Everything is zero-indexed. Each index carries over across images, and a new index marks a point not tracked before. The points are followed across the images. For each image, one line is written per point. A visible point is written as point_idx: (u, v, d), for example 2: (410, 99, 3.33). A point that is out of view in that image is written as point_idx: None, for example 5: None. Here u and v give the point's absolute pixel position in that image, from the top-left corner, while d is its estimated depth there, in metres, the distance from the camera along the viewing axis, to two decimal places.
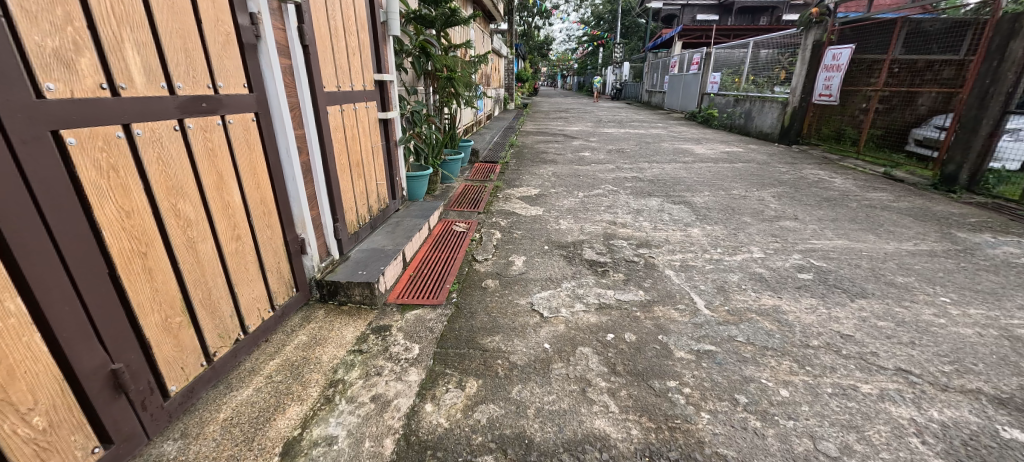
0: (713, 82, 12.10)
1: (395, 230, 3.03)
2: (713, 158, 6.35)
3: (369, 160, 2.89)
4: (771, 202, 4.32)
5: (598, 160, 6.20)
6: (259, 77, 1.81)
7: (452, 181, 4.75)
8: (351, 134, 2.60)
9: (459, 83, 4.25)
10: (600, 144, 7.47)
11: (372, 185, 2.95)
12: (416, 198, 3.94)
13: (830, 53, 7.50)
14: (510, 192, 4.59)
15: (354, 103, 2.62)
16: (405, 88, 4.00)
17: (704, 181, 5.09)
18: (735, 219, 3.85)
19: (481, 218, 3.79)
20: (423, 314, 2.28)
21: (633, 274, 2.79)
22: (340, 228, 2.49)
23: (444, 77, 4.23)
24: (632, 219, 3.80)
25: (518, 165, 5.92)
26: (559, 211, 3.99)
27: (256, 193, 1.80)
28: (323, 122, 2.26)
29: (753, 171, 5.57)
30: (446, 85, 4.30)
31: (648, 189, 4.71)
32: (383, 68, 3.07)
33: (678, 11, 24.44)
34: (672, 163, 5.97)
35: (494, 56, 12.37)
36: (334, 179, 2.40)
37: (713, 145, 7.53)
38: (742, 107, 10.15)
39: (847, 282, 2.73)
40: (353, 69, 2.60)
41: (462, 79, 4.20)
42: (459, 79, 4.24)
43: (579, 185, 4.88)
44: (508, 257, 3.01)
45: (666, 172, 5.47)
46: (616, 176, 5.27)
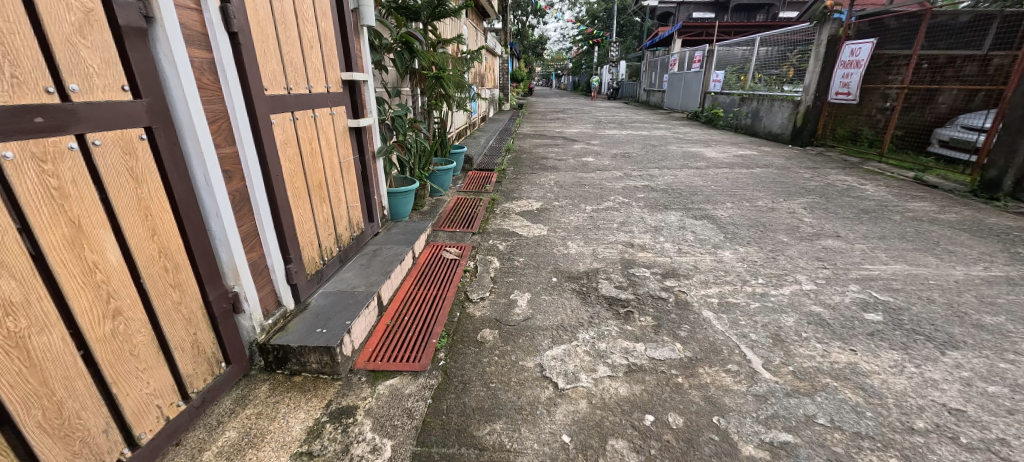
0: (716, 81, 11.62)
1: (370, 264, 2.48)
2: (727, 162, 5.85)
3: (338, 180, 2.34)
4: (804, 216, 3.81)
5: (603, 166, 5.68)
6: (154, 76, 1.27)
7: (442, 194, 4.20)
8: (310, 149, 2.05)
9: (448, 84, 3.70)
10: (604, 148, 6.94)
11: (342, 210, 2.39)
12: (400, 217, 3.39)
13: (849, 49, 6.96)
14: (508, 207, 4.05)
15: (314, 109, 2.07)
16: (386, 89, 3.45)
17: (724, 190, 4.58)
18: (769, 237, 3.34)
19: (476, 240, 3.25)
20: (399, 386, 1.74)
21: (664, 318, 2.25)
22: (295, 271, 1.94)
23: (430, 77, 3.69)
24: (651, 239, 3.27)
25: (516, 173, 5.38)
26: (566, 230, 3.45)
27: (152, 243, 1.28)
28: (264, 136, 1.71)
29: (774, 178, 5.08)
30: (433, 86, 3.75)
31: (664, 201, 4.19)
32: (354, 65, 2.53)
33: (673, 9, 24.02)
34: (684, 169, 5.45)
35: (489, 55, 11.86)
36: (284, 209, 1.85)
37: (724, 147, 7.04)
38: (749, 107, 9.67)
39: (928, 326, 2.20)
40: (311, 66, 2.05)
41: (451, 79, 3.66)
42: (447, 80, 3.69)
43: (586, 197, 4.35)
44: (510, 295, 2.46)
45: (680, 180, 4.95)
46: (625, 185, 4.75)
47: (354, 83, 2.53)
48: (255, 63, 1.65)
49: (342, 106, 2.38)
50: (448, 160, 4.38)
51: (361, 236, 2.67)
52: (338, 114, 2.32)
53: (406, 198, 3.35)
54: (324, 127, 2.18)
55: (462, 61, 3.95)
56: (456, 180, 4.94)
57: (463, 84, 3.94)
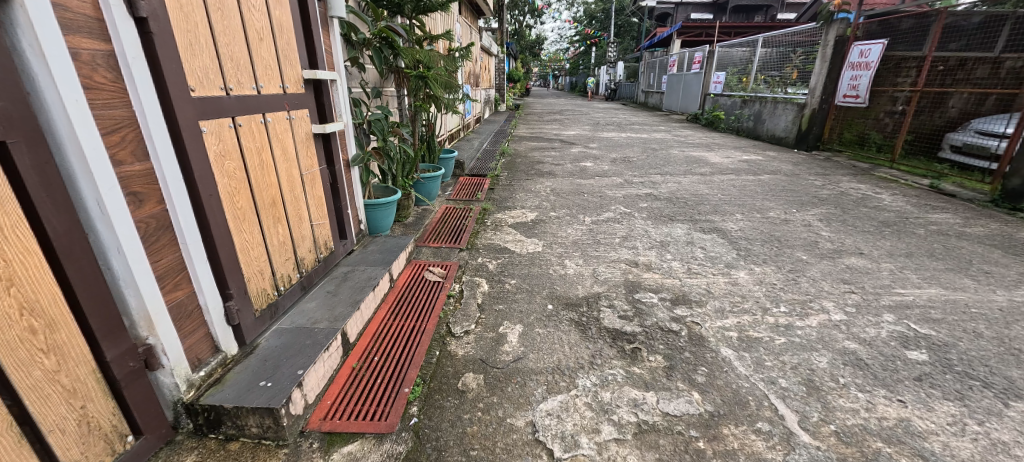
0: (716, 82, 11.34)
1: (338, 292, 2.16)
2: (732, 168, 5.56)
3: (299, 195, 2.02)
4: (821, 230, 3.52)
5: (602, 171, 5.37)
6: (11, 75, 0.97)
7: (430, 204, 3.89)
8: (259, 160, 1.73)
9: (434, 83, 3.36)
10: (603, 152, 6.64)
11: (303, 230, 2.07)
12: (380, 231, 3.06)
13: (857, 50, 6.61)
14: (501, 218, 3.73)
15: (265, 113, 1.75)
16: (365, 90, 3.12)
17: (731, 199, 4.28)
18: (786, 254, 3.04)
19: (463, 257, 2.92)
20: (359, 456, 1.41)
21: (677, 358, 1.94)
22: (238, 309, 1.62)
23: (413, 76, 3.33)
24: (657, 257, 2.95)
25: (510, 179, 5.06)
26: (563, 246, 3.13)
27: (8, 298, 0.97)
28: (191, 149, 1.39)
29: (784, 186, 4.78)
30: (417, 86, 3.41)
31: (668, 212, 3.89)
32: (320, 62, 2.21)
33: (671, 10, 23.79)
34: (688, 176, 5.15)
35: (484, 54, 11.55)
36: (221, 236, 1.52)
37: (727, 152, 6.75)
38: (752, 109, 9.40)
39: (983, 369, 1.90)
40: (261, 62, 1.73)
41: (437, 79, 3.32)
42: (433, 79, 3.36)
43: (584, 206, 4.03)
44: (498, 328, 2.14)
45: (684, 188, 4.64)
46: (626, 193, 4.44)
47: (321, 83, 2.21)
48: (176, 57, 1.34)
49: (304, 110, 2.06)
50: (435, 166, 4.05)
51: (329, 257, 2.34)
52: (299, 119, 2.00)
53: (386, 210, 3.02)
54: (280, 134, 1.86)
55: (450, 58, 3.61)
56: (445, 187, 4.61)
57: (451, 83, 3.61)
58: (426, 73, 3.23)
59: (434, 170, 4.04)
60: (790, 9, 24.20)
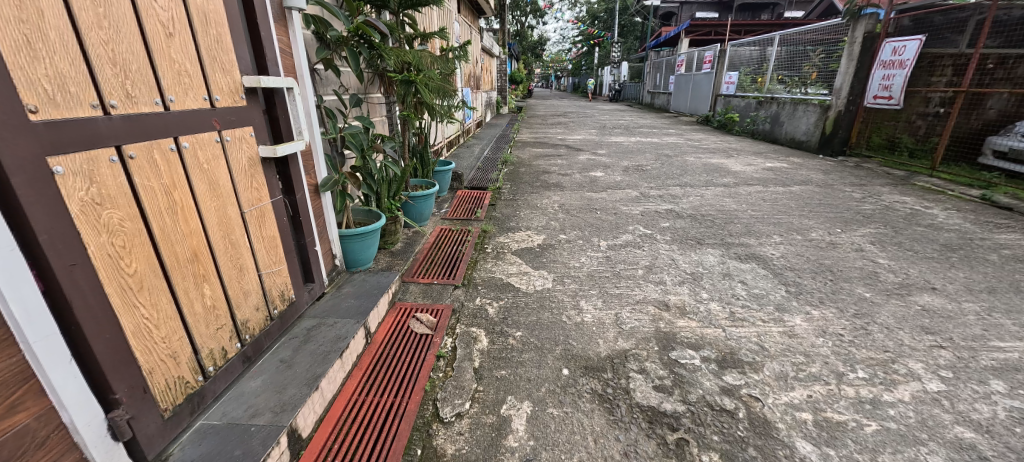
0: (729, 83, 10.82)
1: (294, 361, 1.67)
2: (758, 178, 5.05)
3: (239, 241, 1.54)
4: (877, 256, 3.01)
5: (614, 183, 4.87)
6: None
7: (422, 225, 3.42)
8: (169, 204, 1.26)
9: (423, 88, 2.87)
10: (613, 159, 6.15)
11: (247, 283, 1.60)
12: (361, 265, 2.59)
13: (889, 47, 6.10)
14: (503, 243, 3.24)
15: (177, 136, 1.28)
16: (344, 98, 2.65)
17: (764, 217, 3.78)
18: (845, 291, 2.53)
19: (459, 298, 2.43)
20: None
21: (739, 458, 1.44)
22: (131, 417, 1.15)
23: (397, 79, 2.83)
24: (691, 297, 2.45)
25: (513, 192, 4.58)
26: (577, 281, 2.63)
27: None
28: (27, 203, 0.94)
29: (819, 199, 4.28)
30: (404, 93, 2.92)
31: (695, 234, 3.39)
32: (272, 66, 1.73)
33: (676, 9, 23.23)
34: (710, 187, 4.65)
35: (485, 55, 11.11)
36: (95, 320, 1.07)
37: (748, 158, 6.25)
38: (768, 111, 8.88)
39: None
40: (170, 66, 1.26)
41: (425, 83, 2.83)
42: (421, 83, 2.86)
43: (598, 227, 3.54)
44: (499, 408, 1.66)
45: (709, 203, 4.14)
46: (644, 210, 3.94)
47: (273, 92, 1.74)
48: None
49: (247, 127, 1.59)
50: (428, 181, 3.57)
51: (289, 309, 1.87)
52: (237, 140, 1.53)
53: (368, 240, 2.54)
54: (206, 163, 1.39)
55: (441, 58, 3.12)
56: (441, 203, 4.13)
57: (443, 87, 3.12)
58: (412, 77, 2.74)
59: (427, 187, 3.56)
60: (797, 7, 23.67)
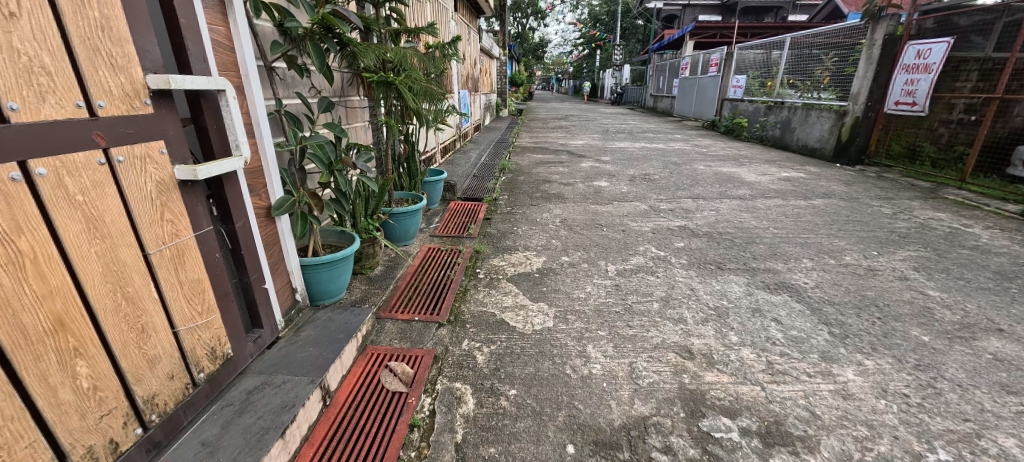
0: (736, 87, 10.44)
1: (219, 445, 1.29)
2: (775, 189, 4.67)
3: (142, 294, 1.17)
4: (926, 287, 2.63)
5: (620, 194, 4.49)
6: None
7: (407, 244, 3.05)
8: (9, 257, 0.91)
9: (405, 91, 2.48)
10: (618, 167, 5.77)
11: (156, 347, 1.22)
12: (328, 299, 2.21)
13: (913, 50, 5.73)
14: (497, 266, 2.85)
15: (23, 161, 0.92)
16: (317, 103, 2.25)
17: (789, 236, 3.39)
18: (899, 334, 2.14)
19: (443, 341, 2.05)
20: None
21: None
22: None
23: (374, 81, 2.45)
24: (718, 340, 2.06)
25: (511, 204, 4.20)
26: (582, 318, 2.24)
27: None
28: None
29: (846, 214, 3.91)
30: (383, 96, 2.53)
31: (714, 257, 3.00)
32: (197, 63, 1.35)
33: (679, 11, 22.88)
34: (725, 200, 4.27)
35: (484, 56, 10.75)
36: None
37: (761, 167, 5.87)
38: (778, 116, 8.52)
39: None
40: (8, 61, 0.90)
41: (407, 85, 2.45)
42: (403, 85, 2.48)
43: (604, 247, 3.15)
44: None
45: (726, 218, 3.75)
46: (655, 227, 3.55)
47: (198, 95, 1.36)
48: None
49: (155, 141, 1.21)
50: (416, 194, 3.20)
51: (224, 369, 1.48)
52: (137, 159, 1.15)
53: (338, 268, 2.17)
54: (81, 195, 1.02)
55: (428, 56, 2.74)
56: (431, 218, 3.75)
57: (430, 89, 2.73)
58: (391, 77, 2.35)
59: (414, 202, 3.19)
60: (801, 9, 23.36)
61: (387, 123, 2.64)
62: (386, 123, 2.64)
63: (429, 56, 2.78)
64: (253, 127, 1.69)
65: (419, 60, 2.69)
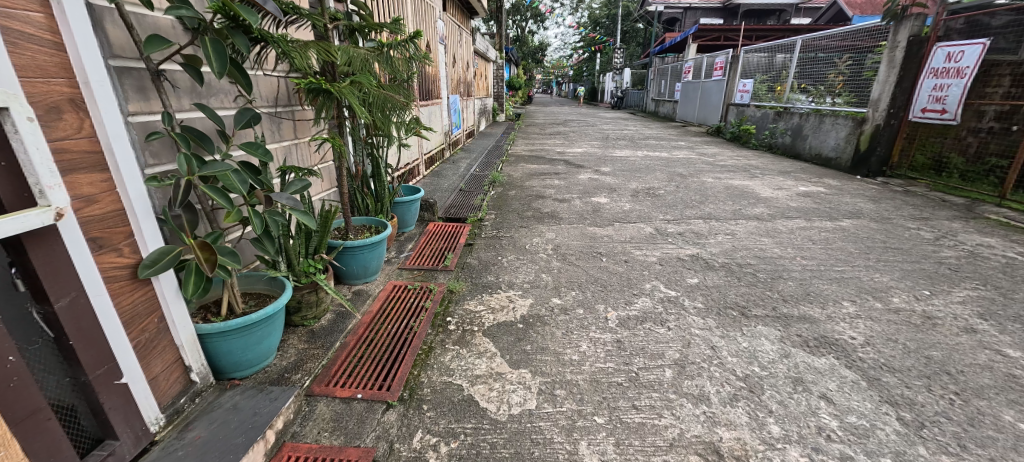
0: (742, 91, 9.97)
1: None
2: (795, 207, 4.17)
3: None
4: (1003, 344, 2.11)
5: (622, 213, 3.99)
6: None
7: (368, 280, 2.56)
8: None
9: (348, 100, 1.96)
10: (619, 179, 5.28)
11: None
12: (245, 370, 1.71)
13: (942, 53, 5.24)
14: (472, 311, 2.34)
15: None
16: (237, 116, 1.75)
17: (821, 270, 2.88)
18: (988, 421, 1.64)
19: (387, 434, 1.54)
20: None
21: None
22: None
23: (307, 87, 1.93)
24: (754, 433, 1.55)
25: (498, 225, 3.70)
26: (574, 395, 1.73)
27: None
28: None
29: (881, 239, 3.40)
30: (321, 107, 2.01)
31: (736, 300, 2.49)
32: None
33: (680, 15, 22.48)
34: (741, 221, 3.77)
35: (478, 60, 10.30)
36: None
37: (776, 180, 5.38)
38: (788, 122, 8.04)
39: None
40: None
41: (349, 93, 1.93)
42: (344, 93, 1.96)
43: (603, 285, 2.64)
44: None
45: (745, 245, 3.25)
46: (662, 257, 3.04)
47: None
48: None
49: None
50: (380, 220, 2.70)
51: None
52: None
53: (255, 332, 1.67)
54: None
55: (384, 57, 2.25)
56: (403, 244, 3.25)
57: (386, 97, 2.21)
58: (322, 82, 1.82)
59: (378, 229, 2.69)
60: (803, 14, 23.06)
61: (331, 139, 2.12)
62: (329, 139, 2.12)
63: (385, 57, 2.26)
64: (104, 155, 1.19)
65: (370, 60, 2.18)
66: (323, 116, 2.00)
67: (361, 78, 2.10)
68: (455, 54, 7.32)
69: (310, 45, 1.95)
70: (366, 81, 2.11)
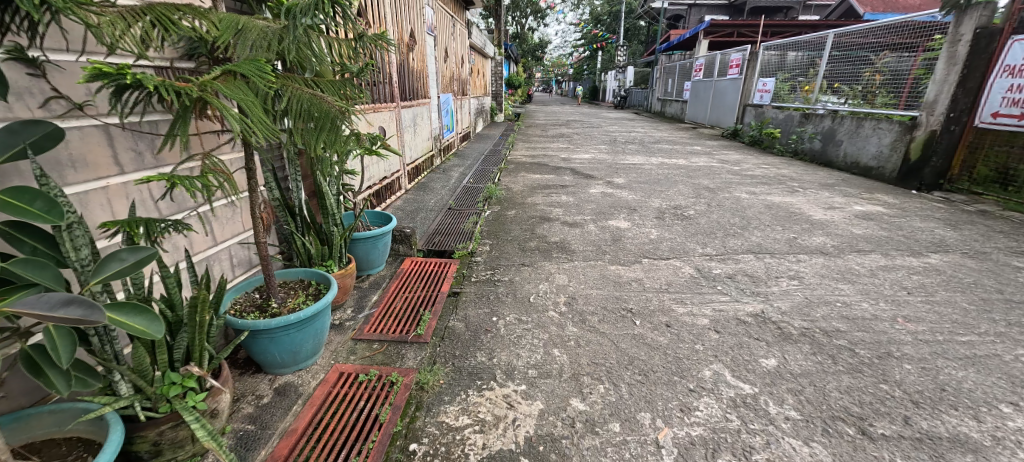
0: (762, 91, 9.17)
1: None
2: (862, 235, 3.38)
3: None
4: None
5: (649, 244, 3.18)
6: None
7: (307, 362, 1.78)
8: None
9: (228, 113, 1.11)
10: (638, 195, 4.47)
11: None
12: None
13: (1018, 47, 4.47)
14: (449, 429, 1.53)
15: None
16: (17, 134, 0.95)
17: (941, 342, 2.07)
18: None
19: None
20: None
21: None
22: None
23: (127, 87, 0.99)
24: None
25: (493, 262, 2.89)
26: None
27: None
28: None
29: (992, 286, 2.61)
30: (176, 120, 1.07)
31: (845, 405, 1.68)
32: None
33: (684, 12, 21.63)
34: (802, 257, 2.96)
35: (475, 56, 9.49)
36: None
37: (820, 196, 4.59)
38: (816, 126, 7.25)
39: None
40: None
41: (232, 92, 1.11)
42: (223, 94, 1.11)
43: (643, 372, 1.83)
44: None
45: (820, 297, 2.44)
46: (717, 318, 2.22)
47: None
48: None
49: None
50: (322, 274, 1.90)
51: None
52: None
53: None
54: None
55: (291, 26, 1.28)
56: (368, 294, 2.45)
57: (313, 97, 1.42)
58: (137, 77, 0.90)
59: (320, 287, 1.89)
60: (810, 11, 22.28)
61: (204, 175, 1.14)
62: (200, 175, 1.13)
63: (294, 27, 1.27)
64: None
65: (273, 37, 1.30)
66: (182, 137, 1.07)
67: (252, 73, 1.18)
68: (448, 48, 6.51)
69: (132, 18, 1.06)
70: (257, 71, 1.19)
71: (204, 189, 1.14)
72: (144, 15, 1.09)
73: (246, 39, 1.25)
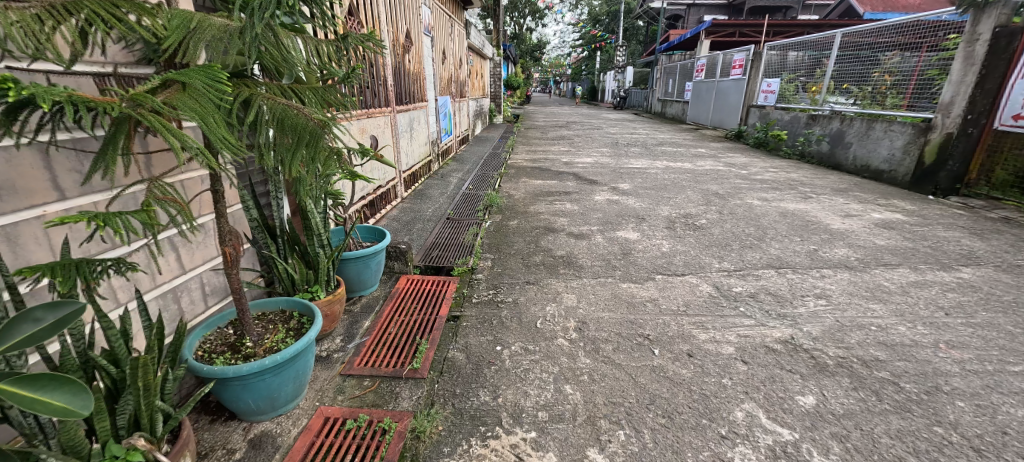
0: (766, 92, 8.99)
1: None
2: (886, 247, 3.18)
3: None
4: None
5: (661, 258, 2.97)
6: None
7: (287, 406, 1.58)
8: None
9: (176, 137, 0.89)
10: (645, 202, 4.27)
11: None
12: None
13: None
14: None
15: None
16: None
17: (992, 373, 1.87)
18: None
19: None
20: None
21: None
22: None
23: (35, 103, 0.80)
24: None
25: (495, 280, 2.68)
26: None
27: None
28: None
29: None
30: (106, 145, 0.87)
31: (899, 454, 1.47)
32: None
33: (683, 11, 21.46)
34: (827, 272, 2.77)
35: (474, 57, 9.29)
36: None
37: (835, 202, 4.40)
38: (824, 128, 7.07)
39: None
40: None
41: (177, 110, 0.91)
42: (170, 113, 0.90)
43: (667, 415, 1.62)
44: None
45: (852, 320, 2.24)
46: (743, 345, 2.02)
47: None
48: None
49: None
50: (305, 304, 1.69)
51: None
52: None
53: None
54: None
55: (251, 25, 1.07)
56: (359, 319, 2.24)
57: (286, 107, 1.22)
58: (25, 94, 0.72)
59: (303, 319, 1.68)
60: (810, 11, 22.15)
61: (146, 209, 0.95)
62: (142, 209, 0.94)
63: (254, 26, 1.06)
64: None
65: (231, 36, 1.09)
66: (112, 166, 0.86)
67: (201, 83, 0.96)
68: (446, 49, 6.30)
69: (55, 17, 0.85)
70: (209, 81, 0.98)
71: (147, 225, 0.95)
72: (70, 14, 0.88)
73: (198, 40, 1.04)
